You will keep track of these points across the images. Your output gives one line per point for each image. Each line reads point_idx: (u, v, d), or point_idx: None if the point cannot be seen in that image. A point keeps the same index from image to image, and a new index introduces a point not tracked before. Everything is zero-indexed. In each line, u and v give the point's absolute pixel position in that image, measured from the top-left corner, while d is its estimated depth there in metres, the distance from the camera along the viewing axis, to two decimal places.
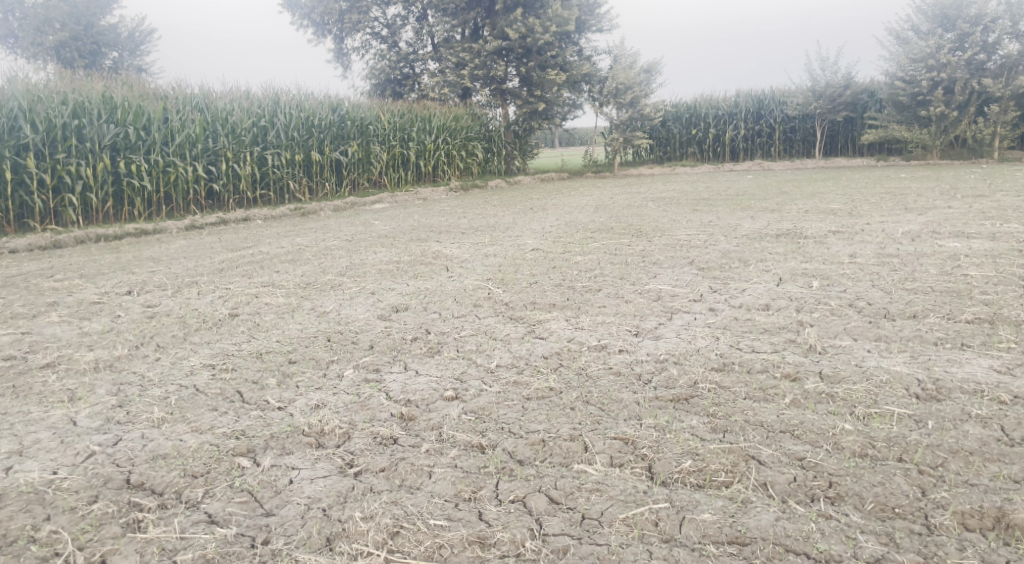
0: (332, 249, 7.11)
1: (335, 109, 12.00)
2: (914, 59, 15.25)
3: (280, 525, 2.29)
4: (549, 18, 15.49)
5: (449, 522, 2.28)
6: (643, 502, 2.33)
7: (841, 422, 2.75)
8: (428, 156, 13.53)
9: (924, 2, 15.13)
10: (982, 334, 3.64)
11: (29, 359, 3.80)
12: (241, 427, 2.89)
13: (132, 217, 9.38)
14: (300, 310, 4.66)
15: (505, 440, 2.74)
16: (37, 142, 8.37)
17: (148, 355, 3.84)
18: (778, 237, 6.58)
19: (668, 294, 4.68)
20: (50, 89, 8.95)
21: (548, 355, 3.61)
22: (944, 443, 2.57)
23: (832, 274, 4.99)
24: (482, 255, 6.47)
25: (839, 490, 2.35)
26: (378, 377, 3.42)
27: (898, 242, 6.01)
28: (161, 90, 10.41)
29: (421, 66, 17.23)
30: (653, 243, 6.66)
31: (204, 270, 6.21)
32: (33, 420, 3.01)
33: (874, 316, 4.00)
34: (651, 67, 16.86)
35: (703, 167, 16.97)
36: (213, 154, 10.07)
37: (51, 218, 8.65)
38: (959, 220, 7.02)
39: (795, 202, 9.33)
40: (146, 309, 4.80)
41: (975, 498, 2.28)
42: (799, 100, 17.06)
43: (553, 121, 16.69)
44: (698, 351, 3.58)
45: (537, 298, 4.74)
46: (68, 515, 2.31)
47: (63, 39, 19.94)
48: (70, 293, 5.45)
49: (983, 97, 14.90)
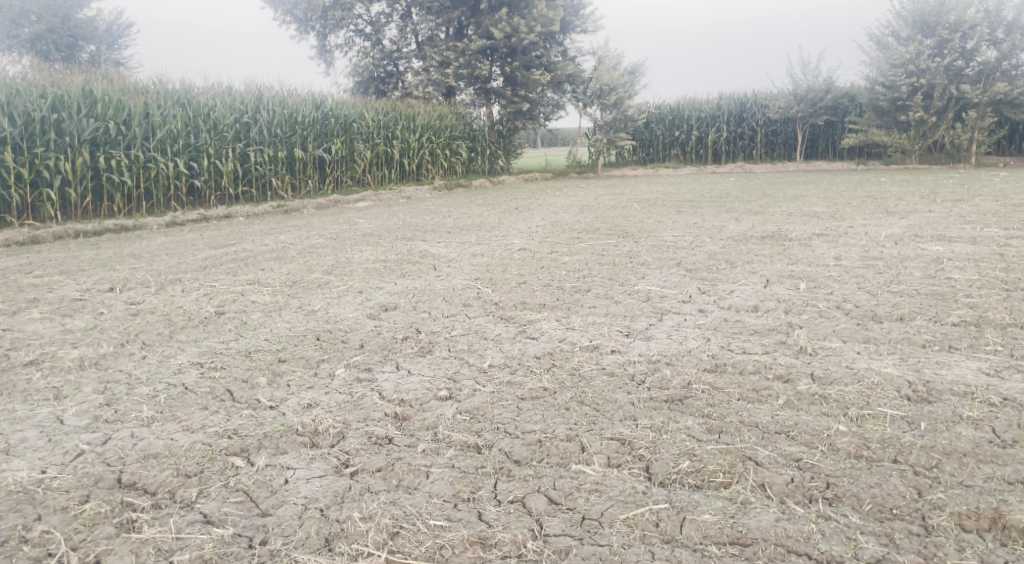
0: (318, 247, 7.06)
1: (319, 106, 11.94)
2: (895, 64, 15.34)
3: (276, 524, 2.26)
4: (534, 18, 15.49)
5: (449, 523, 2.26)
6: (643, 503, 2.33)
7: (835, 423, 2.77)
8: (412, 155, 13.46)
9: (904, 8, 15.33)
10: (969, 337, 3.69)
11: (13, 356, 3.72)
12: (233, 426, 2.85)
13: (110, 213, 9.22)
14: (288, 308, 4.61)
15: (502, 440, 2.73)
16: (15, 135, 8.22)
17: (134, 352, 3.78)
18: (763, 239, 6.65)
19: (657, 295, 4.70)
20: (29, 83, 8.82)
21: (541, 355, 3.60)
22: (938, 445, 2.60)
23: (818, 276, 5.03)
24: (469, 254, 6.46)
25: (836, 491, 2.37)
26: (370, 377, 3.40)
27: (882, 245, 6.07)
28: (142, 85, 10.31)
29: (404, 64, 17.13)
30: (640, 244, 6.69)
31: (187, 267, 6.14)
32: (18, 418, 2.94)
33: (863, 318, 4.04)
34: (635, 68, 16.94)
35: (686, 169, 17.08)
36: (194, 150, 9.94)
37: (28, 213, 8.50)
38: (940, 224, 7.11)
39: (778, 204, 9.44)
40: (130, 307, 4.73)
41: (972, 499, 2.31)
42: (781, 104, 17.23)
43: (536, 120, 16.69)
44: (690, 352, 3.59)
45: (527, 297, 4.73)
46: (60, 515, 2.26)
47: (39, 32, 19.59)
48: (51, 289, 5.36)
49: (960, 103, 15.15)
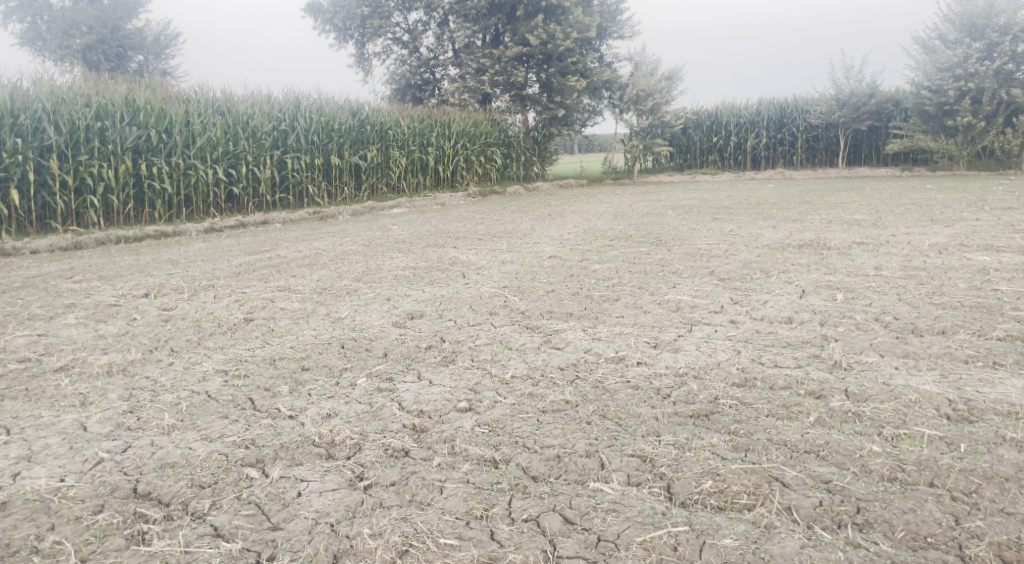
0: (350, 254, 7.07)
1: (355, 113, 12.03)
2: (941, 68, 14.92)
3: (286, 539, 2.23)
4: (570, 24, 15.48)
5: (459, 542, 2.21)
6: (662, 526, 2.25)
7: (869, 443, 2.64)
8: (446, 162, 13.51)
9: (951, 10, 14.88)
10: (1014, 352, 3.52)
11: (45, 362, 3.78)
12: (252, 436, 2.84)
13: (151, 219, 9.38)
14: (315, 316, 4.61)
15: (519, 455, 2.67)
16: (60, 143, 8.42)
17: (161, 359, 3.81)
18: (800, 248, 6.46)
19: (688, 305, 4.59)
20: (74, 92, 9.06)
21: (565, 366, 3.53)
22: (978, 468, 2.47)
23: (856, 286, 4.87)
24: (500, 261, 6.43)
25: (867, 516, 2.26)
26: (391, 386, 3.36)
27: (924, 255, 5.87)
28: (184, 94, 10.52)
29: (441, 71, 17.17)
30: (673, 252, 6.57)
31: (222, 273, 6.21)
32: (44, 425, 2.98)
33: (901, 331, 3.89)
34: (672, 74, 16.86)
35: (724, 175, 16.85)
36: (233, 157, 10.09)
37: (72, 219, 8.69)
38: (987, 233, 6.84)
39: (817, 212, 9.23)
40: (162, 313, 4.78)
41: (1012, 528, 2.19)
42: (822, 109, 16.87)
43: (572, 127, 16.58)
44: (718, 364, 3.49)
45: (554, 306, 4.66)
46: (72, 525, 2.28)
47: (90, 42, 20.20)
48: (89, 294, 5.47)
49: (1011, 107, 14.61)
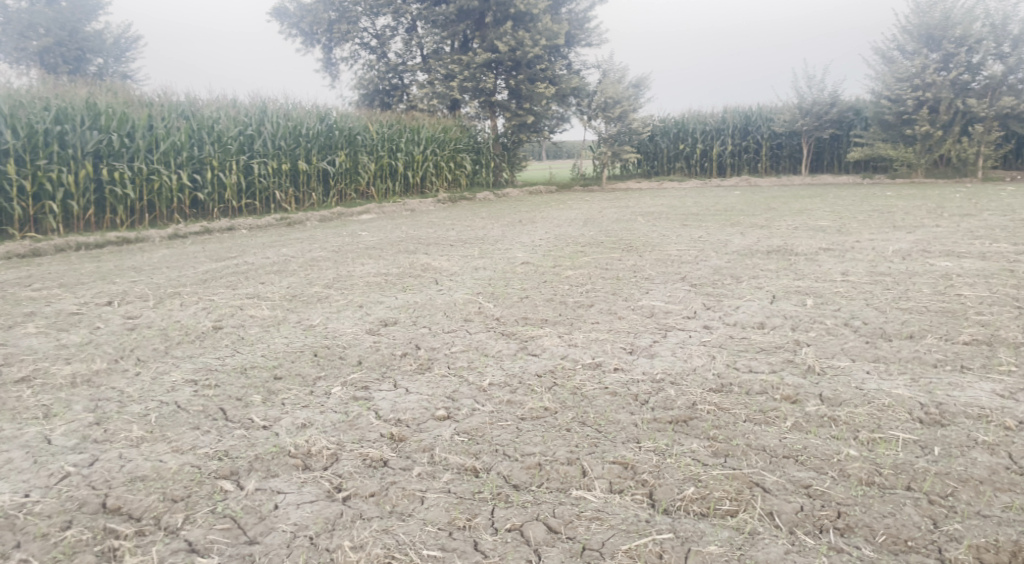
0: (319, 261, 6.97)
1: (323, 118, 11.91)
2: (900, 78, 15.27)
3: (264, 554, 2.18)
4: (538, 31, 15.46)
5: (443, 553, 2.18)
6: (646, 533, 2.25)
7: (845, 448, 2.68)
8: (416, 167, 13.44)
9: (910, 23, 15.24)
10: (981, 357, 3.59)
11: (4, 372, 3.64)
12: (224, 448, 2.77)
13: (113, 225, 9.15)
14: (286, 323, 4.53)
15: (500, 463, 2.65)
16: (18, 147, 8.17)
17: (128, 369, 3.70)
18: (769, 254, 6.54)
19: (661, 311, 4.61)
20: (33, 95, 8.82)
21: (542, 373, 3.52)
22: (953, 471, 2.51)
23: (825, 292, 4.94)
24: (472, 267, 6.40)
25: (848, 521, 2.28)
26: (367, 395, 3.31)
27: (889, 261, 5.98)
28: (146, 98, 10.31)
29: (409, 77, 17.08)
30: (645, 258, 6.60)
31: (188, 280, 6.06)
32: (5, 438, 2.87)
33: (871, 336, 3.94)
34: (639, 82, 16.98)
35: (690, 182, 17.04)
36: (198, 162, 9.90)
37: (30, 226, 8.43)
38: (948, 239, 7.01)
39: (783, 218, 9.38)
40: (126, 322, 4.65)
41: (989, 531, 2.23)
42: (786, 117, 17.14)
43: (541, 133, 16.63)
44: (695, 370, 3.50)
45: (529, 313, 4.63)
46: (39, 543, 2.20)
47: (47, 44, 19.76)
48: (49, 303, 5.30)
49: (967, 117, 14.95)
